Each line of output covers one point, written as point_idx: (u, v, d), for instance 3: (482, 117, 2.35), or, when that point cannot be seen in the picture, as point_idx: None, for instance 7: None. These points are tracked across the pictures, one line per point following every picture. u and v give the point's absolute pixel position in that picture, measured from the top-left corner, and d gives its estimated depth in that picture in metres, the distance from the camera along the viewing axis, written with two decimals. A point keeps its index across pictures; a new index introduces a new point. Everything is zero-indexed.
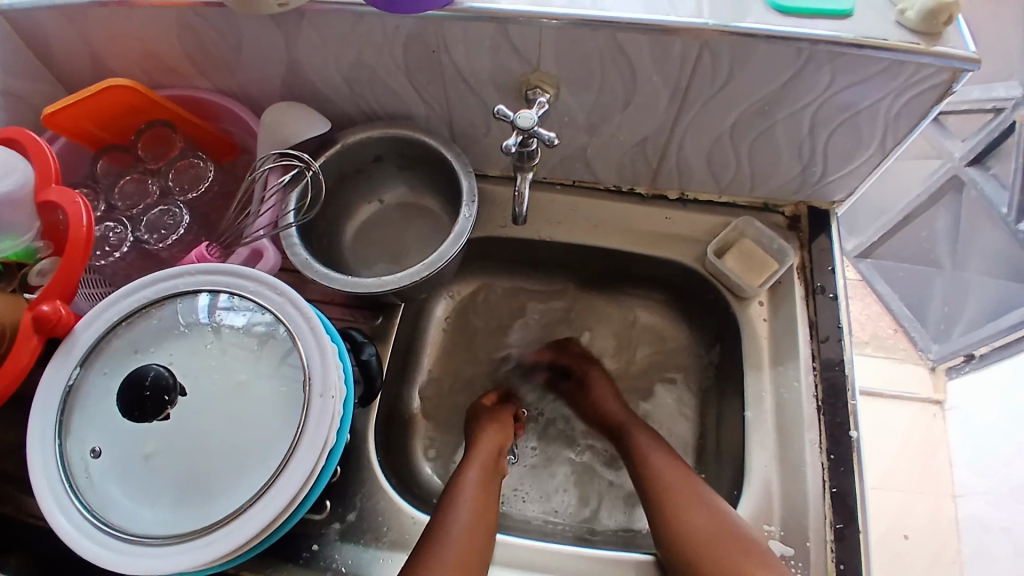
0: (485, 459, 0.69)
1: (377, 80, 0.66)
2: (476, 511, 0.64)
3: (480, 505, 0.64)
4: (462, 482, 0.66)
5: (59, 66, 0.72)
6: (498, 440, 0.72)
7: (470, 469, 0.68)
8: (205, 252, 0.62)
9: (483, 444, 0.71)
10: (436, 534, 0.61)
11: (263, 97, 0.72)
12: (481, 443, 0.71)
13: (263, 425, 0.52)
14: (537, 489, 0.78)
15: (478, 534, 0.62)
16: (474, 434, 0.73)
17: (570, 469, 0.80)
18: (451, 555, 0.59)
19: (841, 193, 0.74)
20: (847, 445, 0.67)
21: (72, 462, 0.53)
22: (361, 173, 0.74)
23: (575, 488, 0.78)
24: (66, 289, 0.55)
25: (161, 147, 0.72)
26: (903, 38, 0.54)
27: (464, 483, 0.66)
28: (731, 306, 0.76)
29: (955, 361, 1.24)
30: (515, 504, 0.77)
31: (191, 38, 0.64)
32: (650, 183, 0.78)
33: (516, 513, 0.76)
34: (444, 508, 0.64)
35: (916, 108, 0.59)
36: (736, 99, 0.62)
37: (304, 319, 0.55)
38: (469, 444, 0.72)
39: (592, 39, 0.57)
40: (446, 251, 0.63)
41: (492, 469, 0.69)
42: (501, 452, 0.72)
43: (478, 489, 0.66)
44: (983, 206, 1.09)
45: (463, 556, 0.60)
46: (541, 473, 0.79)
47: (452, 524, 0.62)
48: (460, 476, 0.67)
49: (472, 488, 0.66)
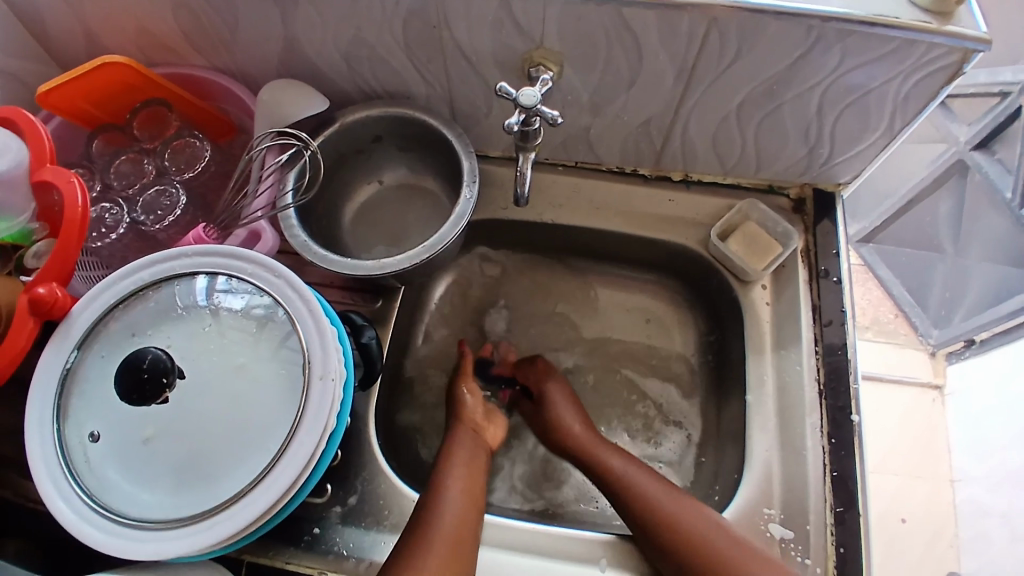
0: (466, 434, 0.70)
1: (376, 58, 0.64)
2: (466, 486, 0.64)
3: (468, 478, 0.65)
4: (448, 458, 0.67)
5: (53, 44, 0.71)
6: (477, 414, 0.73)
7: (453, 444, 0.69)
8: (203, 233, 0.61)
9: (462, 420, 0.72)
10: (426, 510, 0.61)
11: (260, 75, 0.70)
12: (460, 418, 0.72)
13: (264, 409, 0.52)
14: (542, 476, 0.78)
15: (468, 506, 0.62)
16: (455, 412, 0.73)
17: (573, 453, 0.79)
18: (445, 531, 0.59)
19: (847, 175, 0.73)
20: (849, 429, 0.67)
21: (70, 446, 0.52)
22: (360, 153, 0.73)
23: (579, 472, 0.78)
24: (61, 271, 0.54)
25: (157, 127, 0.70)
26: (914, 16, 0.53)
27: (450, 459, 0.67)
28: (733, 289, 0.75)
29: (955, 346, 1.24)
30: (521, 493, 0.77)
31: (186, 13, 0.62)
32: (653, 164, 0.76)
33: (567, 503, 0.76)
34: (434, 486, 0.64)
35: (926, 89, 0.58)
36: (744, 78, 0.61)
37: (304, 302, 0.55)
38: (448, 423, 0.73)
39: (596, 16, 0.55)
40: (446, 233, 0.62)
41: (474, 442, 0.70)
42: (481, 427, 0.73)
43: (465, 464, 0.67)
44: (987, 191, 1.08)
45: (457, 532, 0.60)
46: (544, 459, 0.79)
47: (443, 499, 0.62)
48: (445, 453, 0.68)
49: (459, 463, 0.66)
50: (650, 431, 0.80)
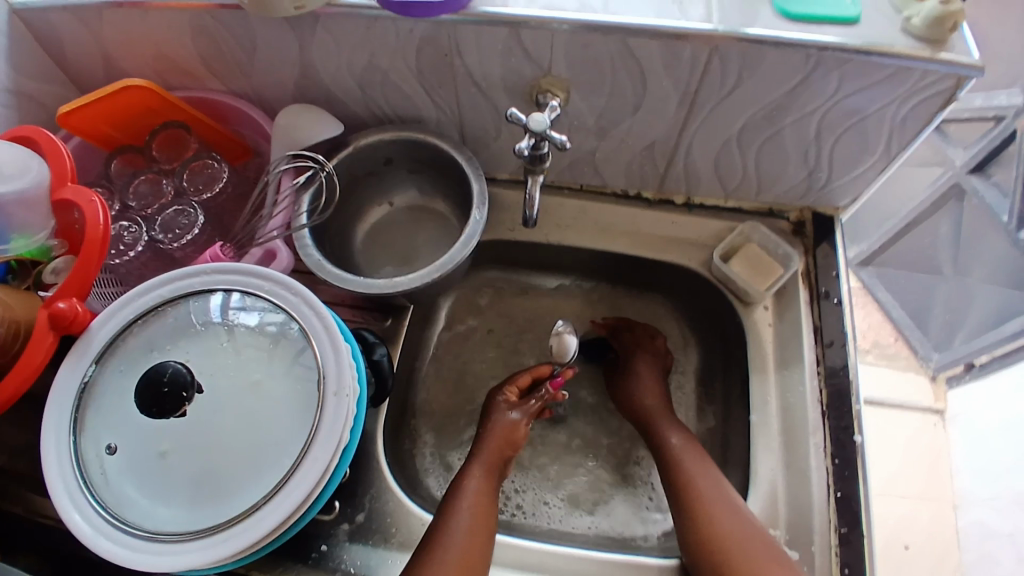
0: (490, 459, 0.69)
1: (389, 83, 0.66)
2: (480, 510, 0.64)
3: (478, 512, 0.64)
4: (465, 488, 0.66)
5: (71, 65, 0.73)
6: (502, 444, 0.71)
7: (473, 474, 0.68)
8: (219, 251, 0.63)
9: (489, 443, 0.71)
10: (438, 535, 0.61)
11: (275, 98, 0.73)
12: (486, 447, 0.70)
13: (279, 423, 0.53)
14: (534, 490, 0.78)
15: (481, 532, 0.62)
16: (485, 428, 0.73)
17: (563, 469, 0.80)
18: (452, 561, 0.59)
19: (845, 198, 0.75)
20: (852, 449, 0.67)
21: (87, 460, 0.53)
22: (372, 175, 0.75)
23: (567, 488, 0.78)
24: (82, 286, 0.56)
25: (175, 149, 0.72)
26: (908, 44, 0.55)
27: (465, 489, 0.66)
28: (737, 310, 0.77)
29: (955, 370, 1.26)
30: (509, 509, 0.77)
31: (207, 38, 0.65)
32: (657, 188, 0.78)
33: (606, 528, 0.76)
34: (447, 509, 0.64)
35: (921, 113, 0.60)
36: (744, 105, 0.63)
37: (319, 320, 0.56)
38: (476, 441, 0.72)
39: (603, 44, 0.58)
40: (456, 253, 0.64)
41: (494, 472, 0.69)
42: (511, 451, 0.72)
43: (478, 496, 0.65)
44: (984, 214, 1.11)
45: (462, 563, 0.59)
46: (533, 474, 0.79)
47: (454, 525, 0.62)
48: (463, 481, 0.67)
49: (476, 491, 0.66)
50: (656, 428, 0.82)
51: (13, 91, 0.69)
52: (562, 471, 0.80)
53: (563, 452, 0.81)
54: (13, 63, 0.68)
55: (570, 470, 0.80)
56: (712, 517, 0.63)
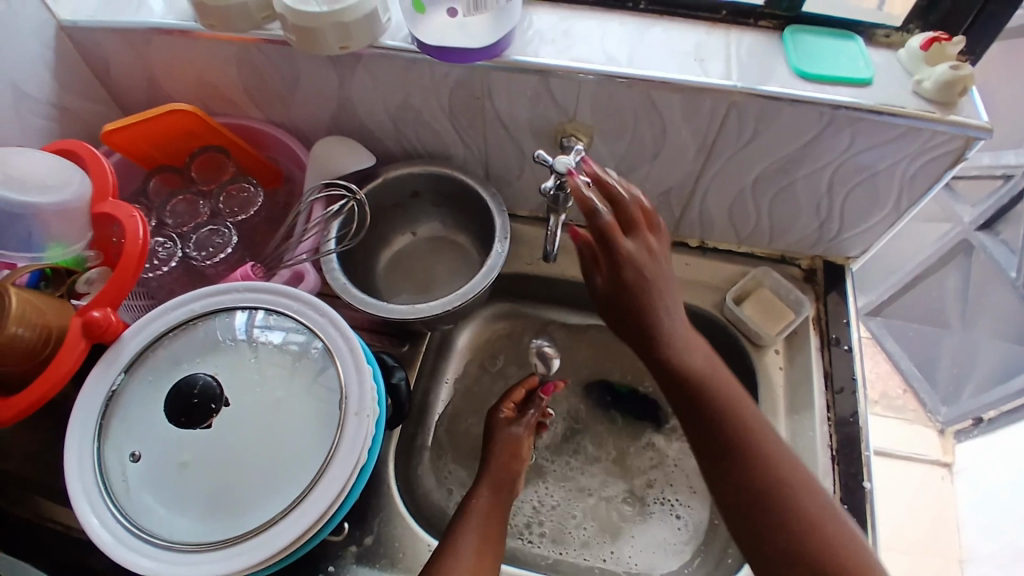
0: (498, 479, 0.67)
1: (421, 121, 0.70)
2: (484, 535, 0.62)
3: (485, 532, 0.62)
4: (472, 508, 0.64)
5: (118, 87, 0.77)
6: (509, 461, 0.69)
7: (481, 492, 0.66)
8: (250, 271, 0.65)
9: (497, 460, 0.69)
10: (440, 561, 0.59)
11: (311, 129, 0.76)
12: (493, 463, 0.69)
13: (299, 439, 0.54)
14: (552, 518, 0.77)
15: (487, 556, 0.60)
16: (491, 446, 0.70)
17: (579, 494, 0.79)
18: None
19: (856, 249, 0.77)
20: (860, 497, 0.67)
21: (109, 467, 0.54)
22: (399, 206, 0.78)
23: (575, 523, 0.77)
24: (115, 297, 0.58)
25: (213, 172, 0.76)
26: (918, 106, 0.58)
27: (472, 509, 0.64)
28: (748, 353, 0.78)
29: (964, 424, 1.27)
30: (526, 538, 0.76)
31: (252, 71, 0.69)
32: (671, 231, 0.81)
33: (615, 566, 0.75)
34: (450, 533, 0.62)
35: (930, 171, 0.63)
36: (759, 156, 0.66)
37: (344, 341, 0.58)
38: (483, 460, 0.69)
39: (627, 95, 0.61)
40: (476, 284, 0.66)
41: (503, 491, 0.67)
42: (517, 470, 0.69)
43: (485, 515, 0.63)
44: (992, 270, 1.12)
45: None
46: (549, 501, 0.78)
47: (458, 551, 0.60)
48: (471, 500, 0.65)
49: (483, 514, 0.64)
50: (667, 463, 0.80)
51: (58, 106, 0.72)
52: (572, 500, 0.78)
53: (577, 477, 0.80)
54: (57, 76, 0.71)
55: (584, 498, 0.79)
56: (838, 541, 0.52)
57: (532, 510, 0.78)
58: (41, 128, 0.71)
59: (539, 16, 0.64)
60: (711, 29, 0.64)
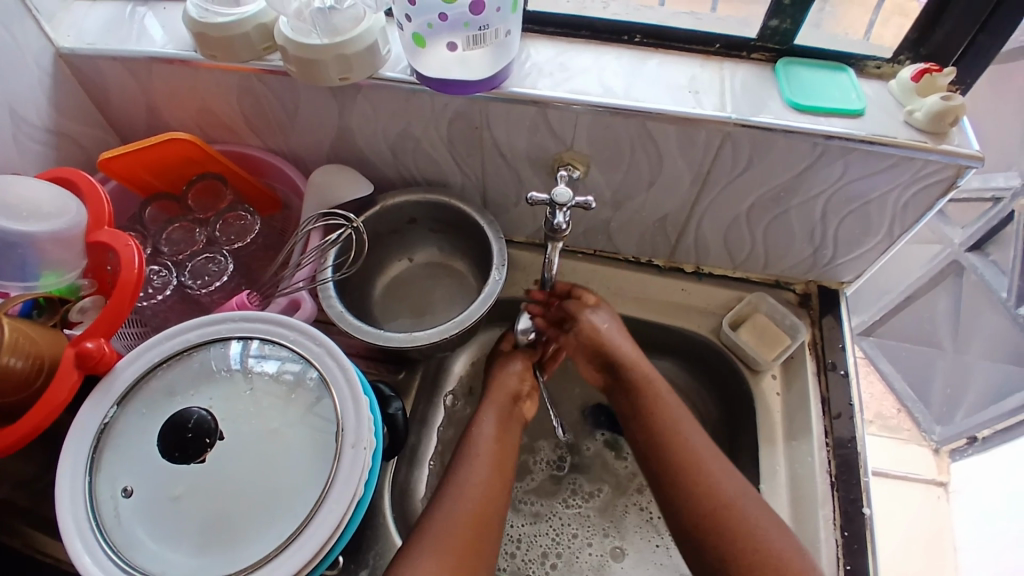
0: (500, 402, 0.69)
1: (419, 149, 0.70)
2: (492, 468, 0.63)
3: (493, 458, 0.64)
4: (476, 439, 0.65)
5: (116, 114, 0.77)
6: (511, 383, 0.71)
7: (485, 419, 0.67)
8: (245, 300, 0.65)
9: (494, 391, 0.70)
10: (448, 490, 0.61)
11: (309, 157, 0.77)
12: (493, 393, 0.70)
13: (293, 473, 0.54)
14: (562, 547, 0.76)
15: (496, 481, 0.62)
16: (492, 374, 0.73)
17: (585, 516, 0.78)
18: (461, 511, 0.59)
19: (850, 274, 0.78)
20: (860, 523, 0.67)
21: (101, 502, 0.53)
22: (395, 232, 0.78)
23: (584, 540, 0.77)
24: (109, 327, 0.57)
25: (210, 200, 0.76)
26: (910, 136, 0.59)
27: (475, 452, 0.64)
28: (745, 379, 0.78)
29: (958, 443, 1.29)
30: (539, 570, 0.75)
31: (251, 99, 0.69)
32: (667, 256, 0.82)
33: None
34: (458, 462, 0.64)
35: (921, 201, 0.64)
36: (752, 186, 0.66)
37: (342, 371, 0.57)
38: (484, 389, 0.72)
39: (623, 126, 0.62)
40: (473, 311, 0.65)
41: (508, 418, 0.69)
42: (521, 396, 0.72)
43: (493, 444, 0.65)
44: (983, 290, 1.14)
45: (471, 515, 0.59)
46: (560, 529, 0.77)
47: (467, 479, 0.61)
48: (476, 426, 0.66)
49: (488, 437, 0.65)
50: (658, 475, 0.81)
51: (55, 131, 0.72)
52: (576, 518, 0.78)
53: (580, 501, 0.79)
54: (54, 102, 0.71)
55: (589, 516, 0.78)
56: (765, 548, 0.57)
57: (543, 542, 0.77)
58: (37, 153, 0.70)
59: (537, 49, 0.65)
60: (706, 61, 0.65)
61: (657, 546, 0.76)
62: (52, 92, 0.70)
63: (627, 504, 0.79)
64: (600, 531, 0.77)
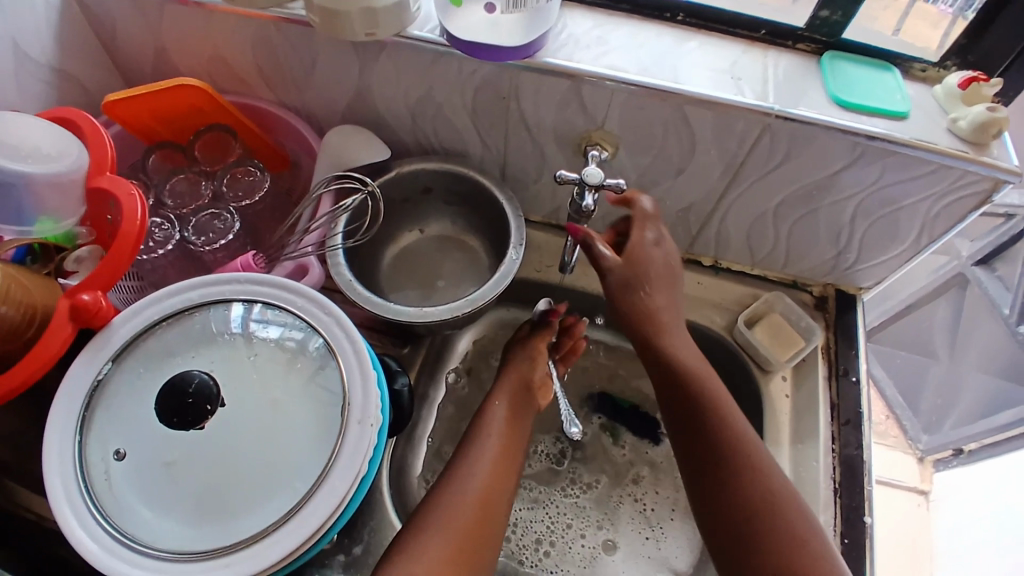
0: (513, 390, 0.69)
1: (440, 116, 0.67)
2: (502, 454, 0.62)
3: (503, 442, 0.63)
4: (488, 423, 0.64)
5: (124, 56, 0.73)
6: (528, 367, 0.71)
7: (497, 405, 0.67)
8: (250, 261, 0.63)
9: (508, 379, 0.70)
10: (456, 472, 0.60)
11: (324, 116, 0.74)
12: (507, 383, 0.69)
13: (294, 446, 0.52)
14: (556, 536, 0.76)
15: (504, 468, 0.61)
16: (507, 362, 0.73)
17: (581, 507, 0.77)
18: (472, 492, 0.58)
19: (870, 280, 0.76)
20: (861, 530, 0.66)
21: (91, 464, 0.51)
22: (408, 202, 0.75)
23: (579, 529, 0.76)
24: (107, 281, 0.54)
25: (217, 153, 0.72)
26: (952, 144, 0.57)
27: (487, 438, 0.63)
28: (754, 378, 0.77)
29: (943, 454, 1.30)
30: (533, 557, 0.74)
31: (267, 48, 0.65)
32: (686, 248, 0.79)
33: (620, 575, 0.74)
34: (468, 444, 0.63)
35: (953, 212, 0.62)
36: (785, 182, 0.64)
37: (351, 343, 0.55)
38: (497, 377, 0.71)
39: (658, 108, 0.59)
40: (486, 291, 0.63)
41: (521, 407, 0.68)
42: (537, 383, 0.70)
43: (503, 429, 0.64)
44: (985, 304, 1.12)
45: (478, 498, 0.58)
46: (557, 518, 0.76)
47: (478, 463, 0.60)
48: (488, 411, 0.66)
49: (499, 424, 0.65)
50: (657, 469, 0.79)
51: (58, 69, 0.68)
52: (571, 508, 0.77)
53: (578, 491, 0.78)
54: (59, 38, 0.67)
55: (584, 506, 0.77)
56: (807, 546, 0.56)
57: (538, 528, 0.76)
58: (39, 91, 0.67)
59: (573, 19, 0.62)
60: (748, 47, 0.62)
61: (648, 539, 0.76)
62: (56, 26, 0.66)
63: (623, 496, 0.78)
64: (595, 522, 0.76)
